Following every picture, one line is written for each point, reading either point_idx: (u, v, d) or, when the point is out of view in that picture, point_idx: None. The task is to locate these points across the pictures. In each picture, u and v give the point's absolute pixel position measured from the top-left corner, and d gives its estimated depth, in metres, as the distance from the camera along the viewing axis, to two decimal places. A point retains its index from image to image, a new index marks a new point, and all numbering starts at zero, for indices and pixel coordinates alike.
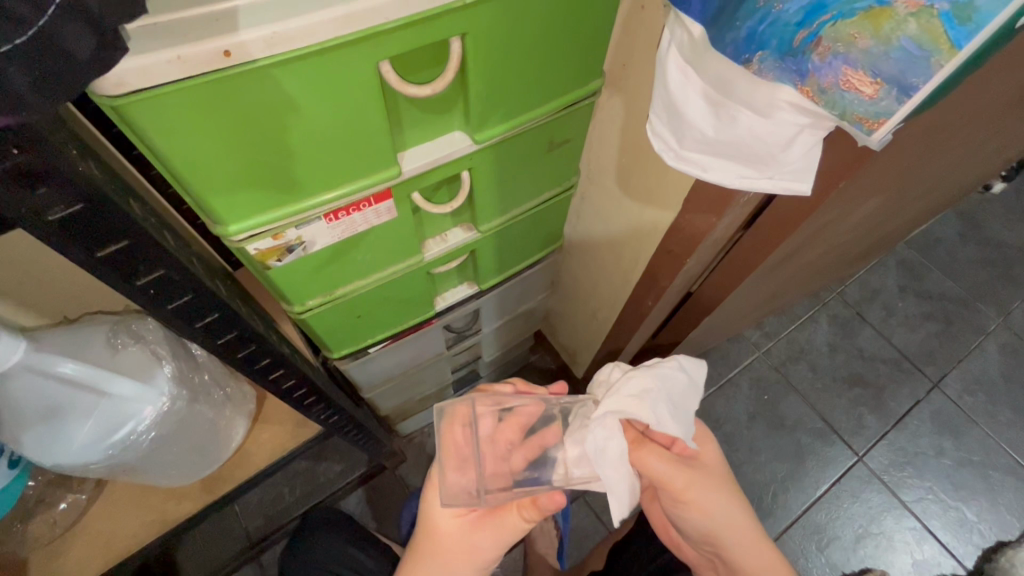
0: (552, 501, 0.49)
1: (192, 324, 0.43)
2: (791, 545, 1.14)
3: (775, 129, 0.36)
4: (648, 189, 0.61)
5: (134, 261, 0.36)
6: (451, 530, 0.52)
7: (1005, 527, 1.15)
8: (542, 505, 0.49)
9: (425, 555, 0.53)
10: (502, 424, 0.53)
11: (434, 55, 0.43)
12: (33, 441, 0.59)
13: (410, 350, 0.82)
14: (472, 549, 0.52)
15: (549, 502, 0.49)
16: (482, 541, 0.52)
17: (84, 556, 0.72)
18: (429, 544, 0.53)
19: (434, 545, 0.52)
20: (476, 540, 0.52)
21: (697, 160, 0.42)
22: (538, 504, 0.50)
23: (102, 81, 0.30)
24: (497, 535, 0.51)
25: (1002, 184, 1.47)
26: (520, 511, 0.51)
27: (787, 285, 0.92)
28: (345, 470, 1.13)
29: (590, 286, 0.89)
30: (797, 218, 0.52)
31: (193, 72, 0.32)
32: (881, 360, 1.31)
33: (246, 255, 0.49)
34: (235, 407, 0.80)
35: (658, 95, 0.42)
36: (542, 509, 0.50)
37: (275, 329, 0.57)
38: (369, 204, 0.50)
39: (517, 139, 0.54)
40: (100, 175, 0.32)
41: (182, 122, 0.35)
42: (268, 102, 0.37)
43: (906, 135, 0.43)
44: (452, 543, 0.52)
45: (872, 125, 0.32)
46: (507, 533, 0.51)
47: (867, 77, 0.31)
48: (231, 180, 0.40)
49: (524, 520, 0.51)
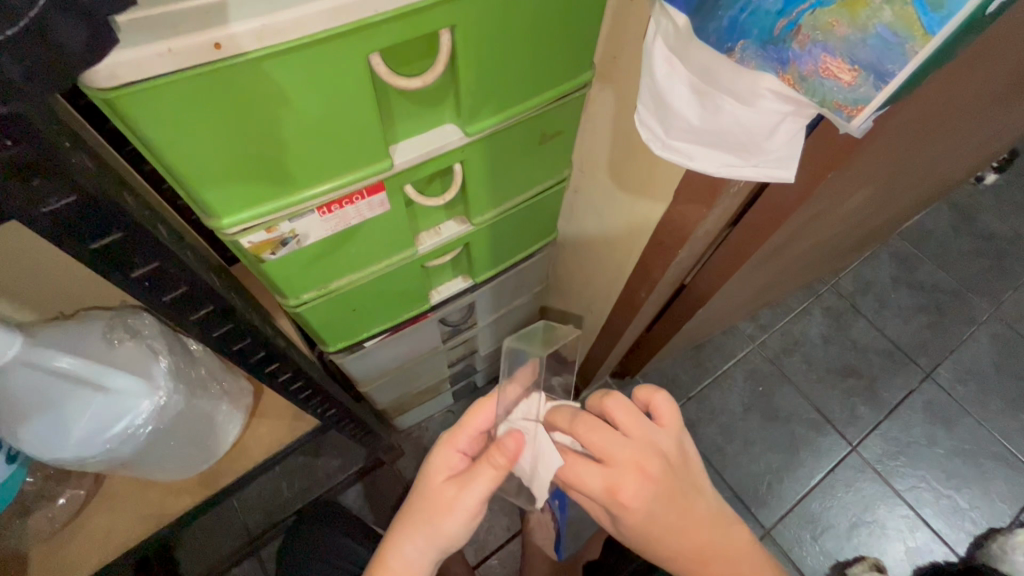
0: (514, 444, 0.50)
1: (186, 316, 0.43)
2: (786, 534, 1.15)
3: (759, 117, 0.37)
4: (640, 181, 0.61)
5: (129, 253, 0.36)
6: (439, 484, 0.53)
7: (996, 514, 1.16)
8: (506, 448, 0.50)
9: (419, 514, 0.52)
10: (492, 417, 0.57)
11: (424, 47, 0.43)
12: (31, 437, 0.59)
13: (406, 343, 0.83)
14: (457, 501, 0.51)
15: (512, 443, 0.51)
16: (456, 494, 0.51)
17: (83, 550, 0.72)
18: (427, 504, 0.52)
19: (430, 504, 0.52)
20: (461, 491, 0.51)
21: (683, 150, 0.42)
22: (503, 448, 0.50)
23: (94, 74, 0.30)
24: (483, 487, 0.51)
25: (993, 176, 1.48)
26: (492, 462, 0.51)
27: (780, 276, 0.93)
28: (344, 465, 1.16)
29: (584, 279, 0.90)
30: (785, 209, 0.52)
31: (184, 65, 0.32)
32: (874, 351, 1.32)
33: (240, 249, 0.50)
34: (233, 402, 0.80)
35: (645, 85, 0.42)
36: (506, 454, 0.50)
37: (272, 323, 0.57)
38: (361, 197, 0.51)
39: (508, 131, 0.55)
40: (95, 167, 0.32)
41: (176, 113, 0.35)
42: (259, 94, 0.37)
43: (893, 125, 0.43)
44: (445, 497, 0.51)
45: (852, 112, 0.33)
46: (480, 484, 0.51)
47: (845, 64, 0.31)
48: (225, 173, 0.41)
49: (494, 468, 0.51)
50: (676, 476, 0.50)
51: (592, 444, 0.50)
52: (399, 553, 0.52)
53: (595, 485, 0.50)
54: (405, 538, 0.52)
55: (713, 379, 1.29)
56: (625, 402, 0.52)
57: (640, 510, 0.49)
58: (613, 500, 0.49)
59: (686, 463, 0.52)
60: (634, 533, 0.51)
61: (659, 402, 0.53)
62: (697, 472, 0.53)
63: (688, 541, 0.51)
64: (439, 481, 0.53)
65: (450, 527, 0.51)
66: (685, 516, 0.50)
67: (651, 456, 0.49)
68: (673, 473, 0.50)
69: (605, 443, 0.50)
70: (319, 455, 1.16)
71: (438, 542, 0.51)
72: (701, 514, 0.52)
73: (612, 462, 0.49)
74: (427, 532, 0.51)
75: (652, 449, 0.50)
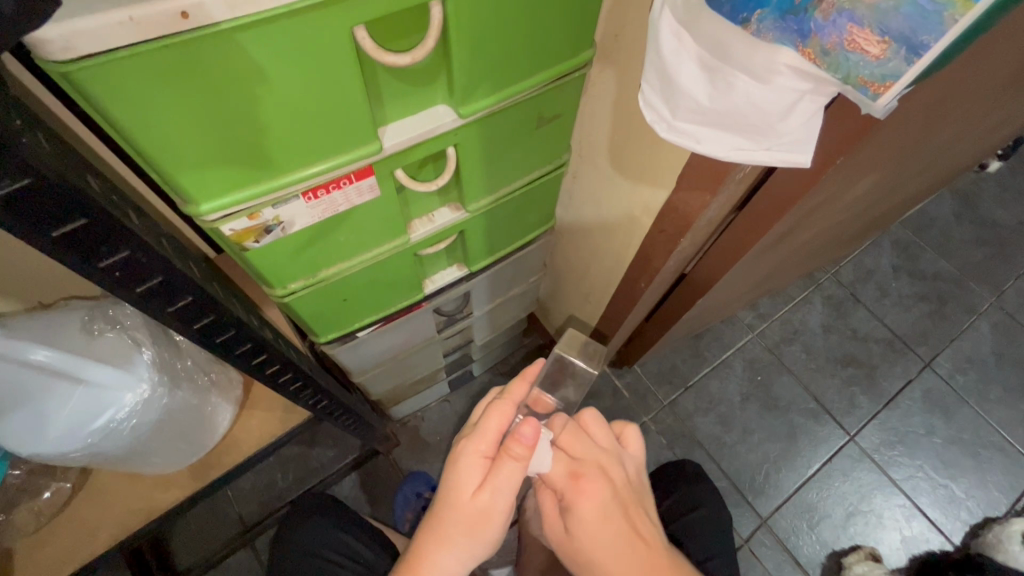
0: (532, 431, 0.49)
1: (165, 308, 0.41)
2: (782, 523, 1.15)
3: (773, 96, 0.35)
4: (641, 167, 0.59)
5: (97, 242, 0.34)
6: (473, 499, 0.50)
7: (993, 503, 1.16)
8: (524, 437, 0.49)
9: (456, 527, 0.50)
10: (500, 417, 0.51)
11: (414, 21, 0.40)
12: (9, 431, 0.57)
13: (400, 334, 0.81)
14: (494, 504, 0.50)
15: (529, 430, 0.49)
16: (491, 497, 0.50)
17: (70, 543, 0.71)
18: (463, 518, 0.50)
19: (467, 516, 0.50)
20: (496, 493, 0.50)
21: (691, 132, 0.40)
22: (521, 439, 0.49)
23: (47, 44, 0.28)
24: (516, 481, 0.50)
25: (998, 163, 1.45)
26: (517, 459, 0.49)
27: (781, 265, 0.91)
28: (339, 455, 1.14)
29: (583, 267, 0.88)
30: (791, 196, 0.50)
31: (150, 36, 0.30)
32: (873, 341, 1.31)
33: (221, 237, 0.47)
34: (221, 393, 0.77)
35: (650, 62, 0.39)
36: (526, 444, 0.49)
37: (258, 314, 0.55)
38: (349, 181, 0.48)
39: (505, 113, 0.52)
40: (49, 148, 0.30)
41: (144, 91, 0.33)
42: (234, 71, 0.34)
43: (909, 106, 0.41)
44: (483, 503, 0.50)
45: (879, 89, 0.32)
46: (511, 482, 0.50)
47: (874, 35, 0.30)
48: (202, 157, 0.38)
49: (517, 461, 0.49)
50: (631, 493, 0.54)
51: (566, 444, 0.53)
52: (439, 564, 0.51)
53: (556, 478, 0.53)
54: (443, 550, 0.51)
55: (712, 368, 1.28)
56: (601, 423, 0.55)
57: (594, 508, 0.51)
58: (571, 493, 0.52)
59: (640, 487, 0.56)
60: (585, 545, 0.52)
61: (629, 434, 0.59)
62: (648, 500, 0.56)
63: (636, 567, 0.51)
64: (471, 493, 0.50)
65: (493, 529, 0.51)
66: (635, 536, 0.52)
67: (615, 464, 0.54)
68: (629, 490, 0.54)
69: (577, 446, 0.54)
70: (313, 445, 1.15)
71: (479, 543, 0.51)
72: (652, 540, 0.52)
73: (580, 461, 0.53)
74: (473, 539, 0.51)
75: (616, 460, 0.55)
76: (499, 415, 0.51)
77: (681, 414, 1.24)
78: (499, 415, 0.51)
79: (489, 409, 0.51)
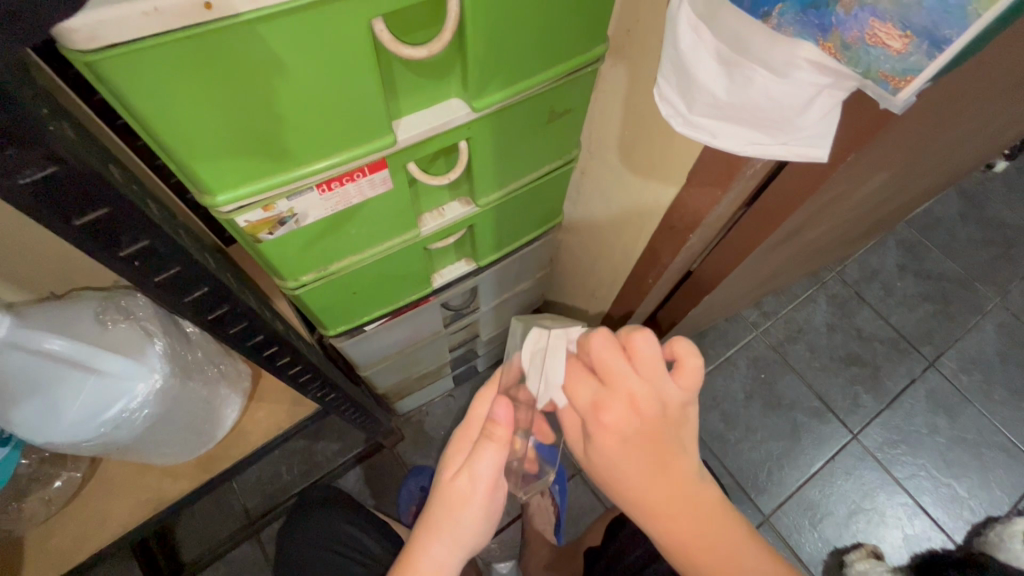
0: (506, 410, 0.49)
1: (180, 298, 0.41)
2: (784, 521, 1.15)
3: (792, 90, 0.35)
4: (652, 163, 0.59)
5: (116, 230, 0.34)
6: (453, 484, 0.51)
7: (995, 503, 1.16)
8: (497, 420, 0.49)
9: (441, 514, 0.51)
10: (484, 400, 0.55)
11: (431, 14, 0.40)
12: (23, 419, 0.57)
13: (407, 328, 0.81)
14: (472, 491, 0.50)
15: (503, 410, 0.50)
16: (467, 484, 0.50)
17: (80, 532, 0.71)
18: (446, 503, 0.50)
19: (448, 502, 0.50)
20: (473, 480, 0.50)
21: (706, 126, 0.40)
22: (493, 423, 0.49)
23: (72, 33, 0.28)
24: (493, 466, 0.50)
25: (1005, 163, 1.45)
26: (491, 444, 0.49)
27: (788, 263, 0.91)
28: (344, 448, 1.15)
29: (589, 263, 0.88)
30: (802, 193, 0.50)
31: (173, 26, 0.30)
32: (878, 340, 1.31)
33: (236, 228, 0.47)
34: (230, 385, 0.78)
35: (666, 56, 0.40)
36: (503, 424, 0.49)
37: (271, 306, 0.55)
38: (363, 174, 0.48)
39: (518, 107, 0.52)
40: (73, 137, 0.30)
41: (165, 81, 0.33)
42: (251, 61, 0.34)
43: (926, 102, 0.40)
44: (461, 489, 0.50)
45: (899, 84, 0.32)
46: (486, 468, 0.50)
47: (896, 30, 0.30)
48: (219, 147, 0.39)
49: (490, 445, 0.49)
50: (668, 427, 0.45)
51: (599, 362, 0.44)
52: (428, 554, 0.50)
53: (580, 399, 0.46)
54: (431, 539, 0.50)
55: (716, 365, 1.28)
56: (654, 347, 0.43)
57: (622, 426, 0.44)
58: (598, 403, 0.44)
59: (682, 421, 0.46)
60: (599, 455, 0.46)
61: (687, 356, 0.45)
62: (689, 435, 0.47)
63: (659, 491, 0.46)
64: (451, 478, 0.51)
65: (475, 516, 0.50)
66: (660, 456, 0.45)
67: (655, 403, 0.43)
68: (665, 422, 0.44)
69: (611, 371, 0.44)
70: (318, 439, 1.15)
71: (463, 534, 0.51)
72: (679, 473, 0.46)
73: (608, 383, 0.44)
74: (455, 528, 0.50)
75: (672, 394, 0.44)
76: (483, 402, 0.55)
77: None
78: (484, 403, 0.55)
79: (476, 397, 0.55)
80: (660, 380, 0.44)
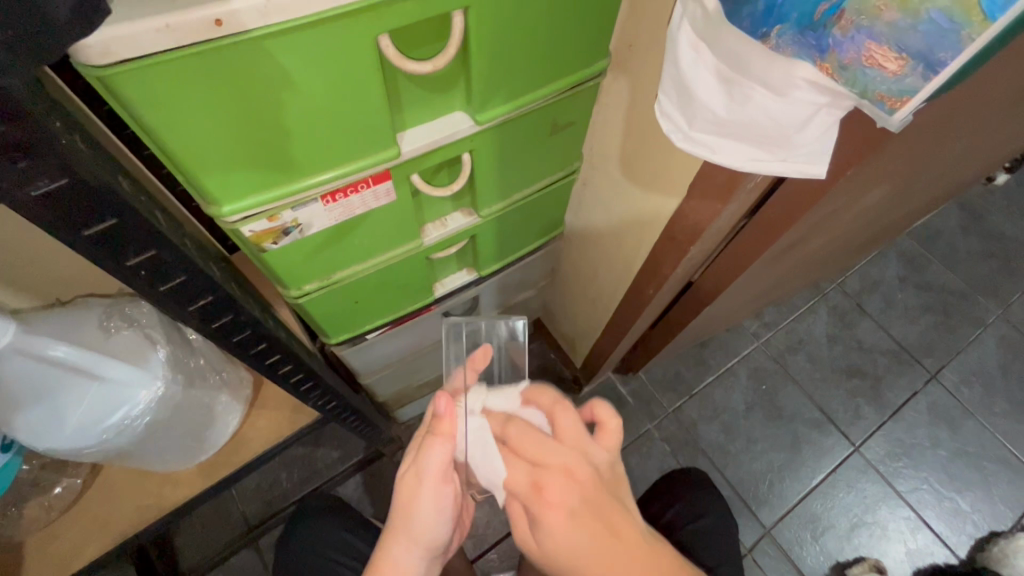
0: (445, 403, 0.47)
1: (185, 306, 0.42)
2: (786, 534, 1.14)
3: (790, 108, 0.35)
4: (654, 175, 0.59)
5: (124, 241, 0.35)
6: (402, 481, 0.49)
7: (998, 518, 1.15)
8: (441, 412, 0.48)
9: (397, 512, 0.49)
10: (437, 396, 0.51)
11: (435, 31, 0.41)
12: (25, 425, 0.58)
13: (409, 336, 0.82)
14: (418, 487, 0.47)
15: (442, 403, 0.47)
16: (414, 482, 0.48)
17: (79, 538, 0.71)
18: (399, 502, 0.49)
19: (399, 501, 0.48)
20: (420, 471, 0.48)
21: (706, 142, 0.41)
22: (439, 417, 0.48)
23: (87, 49, 0.29)
24: (439, 459, 0.47)
25: (1005, 176, 1.45)
26: (435, 438, 0.47)
27: (788, 274, 0.91)
28: (344, 456, 1.15)
29: (590, 274, 0.89)
30: (801, 207, 0.50)
31: (184, 42, 0.31)
32: (880, 352, 1.31)
33: (241, 238, 0.48)
34: (232, 392, 0.78)
35: (667, 72, 0.40)
36: (444, 416, 0.47)
37: (273, 314, 0.56)
38: (367, 185, 0.49)
39: (522, 119, 0.53)
40: (87, 149, 0.31)
41: (177, 96, 0.34)
42: (262, 77, 0.35)
43: (922, 119, 0.41)
44: (409, 483, 0.48)
45: (895, 104, 0.33)
46: (430, 463, 0.47)
47: (891, 52, 0.31)
48: (227, 161, 0.39)
49: (434, 438, 0.47)
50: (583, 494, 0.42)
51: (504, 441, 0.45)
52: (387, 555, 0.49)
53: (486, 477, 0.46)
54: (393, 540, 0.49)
55: (716, 377, 1.28)
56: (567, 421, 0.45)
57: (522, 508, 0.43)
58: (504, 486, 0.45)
59: (621, 483, 0.44)
60: (561, 549, 0.40)
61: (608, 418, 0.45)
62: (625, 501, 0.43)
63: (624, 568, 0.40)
64: (402, 473, 0.49)
65: (425, 512, 0.47)
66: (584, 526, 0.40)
67: (581, 464, 0.42)
68: (604, 485, 0.42)
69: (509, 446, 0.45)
70: (318, 446, 1.16)
71: (421, 534, 0.48)
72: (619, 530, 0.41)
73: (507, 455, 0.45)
74: (411, 529, 0.48)
75: (580, 452, 0.43)
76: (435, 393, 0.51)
77: (686, 422, 1.24)
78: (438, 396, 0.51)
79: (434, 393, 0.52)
80: (560, 445, 0.43)
